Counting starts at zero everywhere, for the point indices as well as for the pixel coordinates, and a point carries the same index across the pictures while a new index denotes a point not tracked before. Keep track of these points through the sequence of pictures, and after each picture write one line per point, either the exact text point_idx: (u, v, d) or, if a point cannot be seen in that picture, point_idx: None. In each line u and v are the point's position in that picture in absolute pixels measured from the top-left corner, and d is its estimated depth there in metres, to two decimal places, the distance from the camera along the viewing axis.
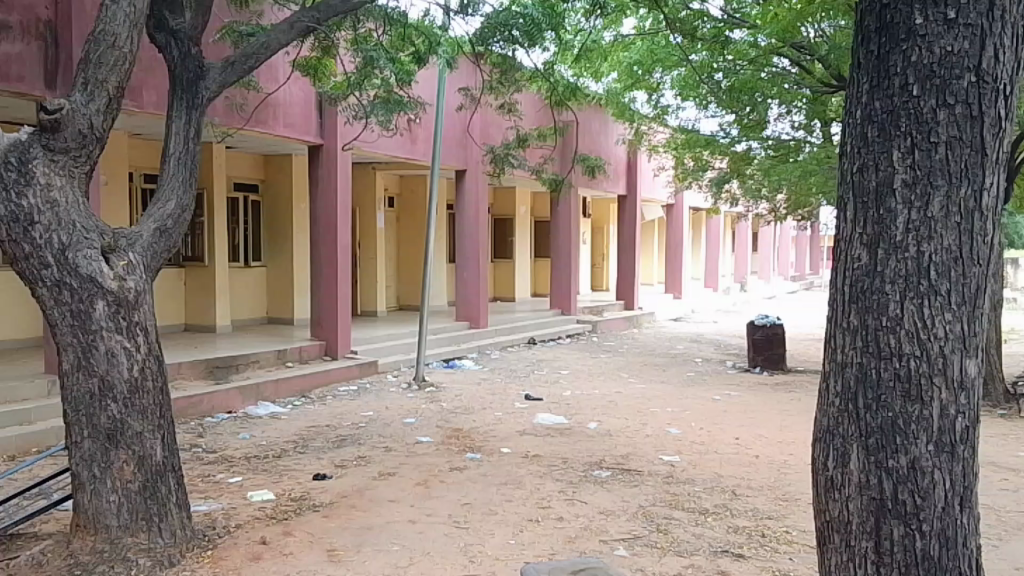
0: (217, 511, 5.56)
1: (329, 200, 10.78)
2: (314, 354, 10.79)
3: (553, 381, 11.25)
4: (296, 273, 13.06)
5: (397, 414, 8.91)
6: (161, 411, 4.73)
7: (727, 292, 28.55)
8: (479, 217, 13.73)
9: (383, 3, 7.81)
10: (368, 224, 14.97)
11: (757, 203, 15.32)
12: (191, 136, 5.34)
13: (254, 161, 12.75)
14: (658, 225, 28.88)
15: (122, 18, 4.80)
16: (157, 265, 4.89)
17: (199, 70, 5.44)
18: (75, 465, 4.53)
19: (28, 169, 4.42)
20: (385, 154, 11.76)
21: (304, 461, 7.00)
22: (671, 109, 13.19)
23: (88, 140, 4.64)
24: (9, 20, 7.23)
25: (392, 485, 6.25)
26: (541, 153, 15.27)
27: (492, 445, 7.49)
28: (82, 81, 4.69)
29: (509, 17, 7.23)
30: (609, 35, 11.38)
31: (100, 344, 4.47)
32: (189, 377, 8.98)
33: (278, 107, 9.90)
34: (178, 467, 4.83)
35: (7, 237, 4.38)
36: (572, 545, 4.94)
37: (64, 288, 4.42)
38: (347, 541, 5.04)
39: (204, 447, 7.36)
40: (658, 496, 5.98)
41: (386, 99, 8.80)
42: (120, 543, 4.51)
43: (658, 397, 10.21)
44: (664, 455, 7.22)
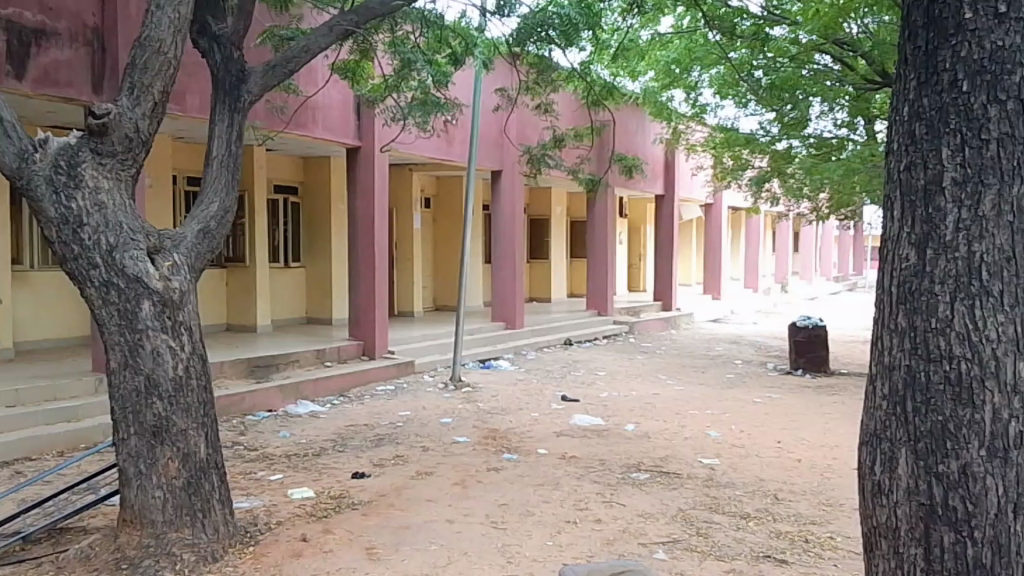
0: (259, 508, 5.65)
1: (368, 201, 10.88)
2: (352, 354, 10.90)
3: (590, 382, 11.23)
4: (334, 274, 13.19)
5: (434, 414, 8.96)
6: (206, 409, 4.81)
7: (767, 292, 28.25)
8: (515, 218, 13.74)
9: (421, 6, 7.88)
10: (405, 226, 15.08)
11: (798, 203, 15.14)
12: (234, 138, 5.43)
13: (293, 164, 12.92)
14: (697, 225, 28.69)
15: (166, 23, 4.89)
16: (201, 266, 4.97)
17: (241, 74, 5.53)
18: (123, 461, 4.65)
19: (76, 172, 4.53)
20: (422, 155, 11.85)
21: (343, 459, 7.08)
22: (709, 107, 13.11)
23: (134, 144, 4.74)
24: (58, 27, 7.41)
25: (430, 484, 6.29)
26: (577, 153, 15.25)
27: (529, 446, 7.51)
28: (129, 86, 4.79)
29: (546, 18, 7.23)
30: (646, 35, 11.36)
31: (146, 343, 4.56)
32: (230, 375, 9.12)
33: (317, 111, 10.03)
34: (221, 464, 4.90)
35: (58, 239, 4.50)
36: (610, 547, 4.94)
37: (112, 288, 4.52)
38: (386, 539, 5.09)
39: (246, 444, 7.48)
40: (697, 499, 5.94)
41: (424, 101, 8.85)
42: (165, 538, 4.60)
43: (697, 399, 10.14)
44: (704, 458, 7.18)
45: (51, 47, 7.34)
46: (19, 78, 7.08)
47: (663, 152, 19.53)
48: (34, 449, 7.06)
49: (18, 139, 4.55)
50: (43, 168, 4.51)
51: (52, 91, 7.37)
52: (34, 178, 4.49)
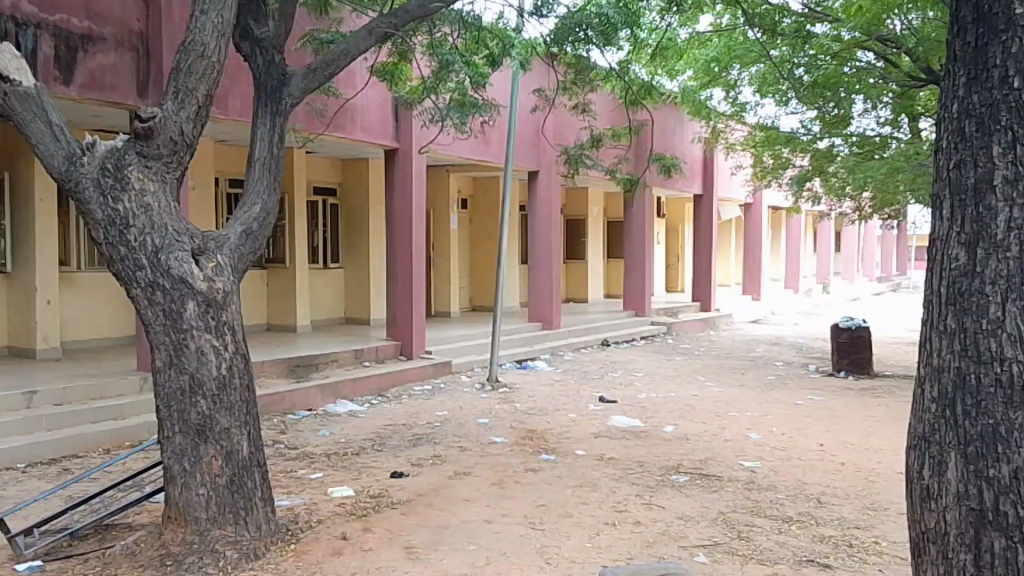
0: (300, 506, 5.72)
1: (406, 203, 10.96)
2: (390, 354, 10.97)
3: (627, 383, 11.17)
4: (372, 275, 13.29)
5: (471, 414, 8.99)
6: (249, 408, 4.88)
7: (808, 293, 27.87)
8: (552, 217, 13.72)
9: (460, 7, 7.93)
10: (442, 226, 15.15)
11: (840, 203, 14.91)
12: (275, 141, 5.50)
13: (332, 166, 13.06)
14: (736, 224, 28.42)
15: (210, 28, 4.97)
16: (244, 267, 5.04)
17: (282, 77, 5.61)
18: (168, 459, 4.73)
19: (123, 174, 4.63)
20: (460, 156, 11.90)
21: (381, 459, 7.14)
22: (749, 105, 12.97)
23: (178, 147, 4.82)
24: (104, 32, 7.58)
25: (468, 484, 6.31)
26: (614, 153, 15.21)
27: (567, 447, 7.50)
28: (174, 89, 4.87)
29: (585, 18, 7.22)
30: (685, 33, 11.29)
31: (191, 343, 4.64)
32: (271, 374, 9.25)
33: (356, 112, 10.13)
34: (263, 462, 4.96)
35: (105, 240, 4.60)
36: (650, 549, 4.91)
37: (157, 289, 4.61)
38: (425, 539, 5.12)
39: (286, 443, 7.57)
40: (738, 502, 5.88)
41: (462, 102, 8.88)
42: (208, 535, 4.67)
43: (737, 401, 10.03)
44: (744, 460, 7.11)
45: (97, 53, 7.50)
46: (66, 83, 7.25)
47: (701, 151, 19.37)
48: (82, 445, 7.23)
49: (67, 143, 4.68)
50: (91, 171, 4.62)
51: (98, 96, 7.53)
52: (82, 181, 4.60)
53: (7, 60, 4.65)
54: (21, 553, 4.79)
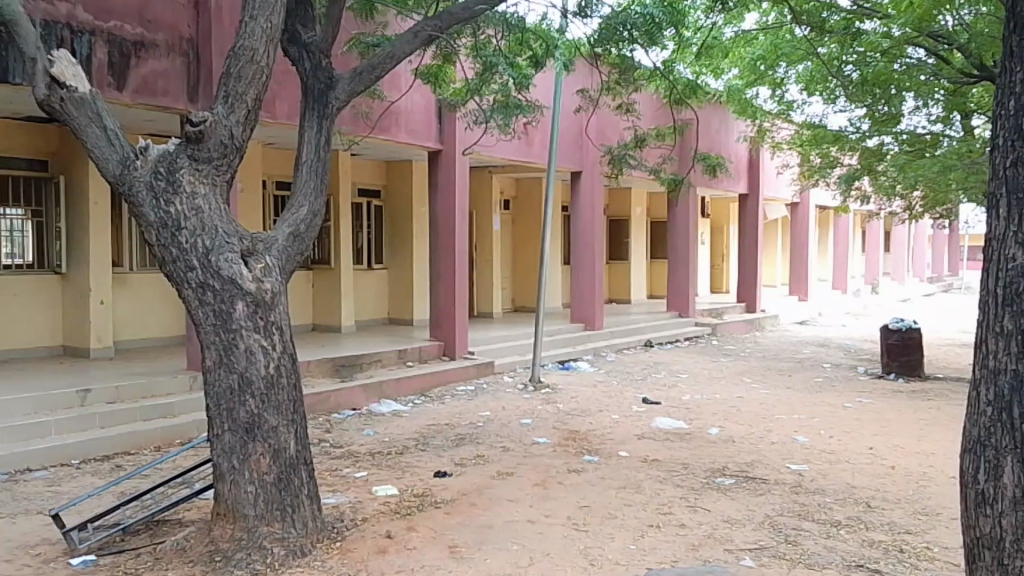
0: (345, 505, 5.79)
1: (449, 205, 11.03)
2: (433, 354, 11.05)
3: (671, 384, 11.09)
4: (415, 276, 13.38)
5: (514, 414, 9.02)
6: (296, 407, 4.95)
7: (857, 293, 27.33)
8: (594, 218, 13.68)
9: (503, 10, 7.97)
10: (485, 228, 15.22)
11: (890, 202, 14.62)
12: (321, 143, 5.58)
13: (376, 168, 13.20)
14: (782, 224, 28.03)
15: (259, 33, 5.06)
16: (291, 267, 5.12)
17: (329, 81, 5.69)
18: (217, 456, 4.83)
19: (175, 177, 4.73)
20: (503, 158, 11.94)
21: (425, 458, 7.19)
22: (796, 104, 12.78)
23: (229, 151, 4.91)
24: (156, 39, 7.76)
25: (511, 485, 6.33)
26: (658, 153, 15.12)
27: (610, 448, 7.48)
28: (224, 94, 4.97)
29: (629, 17, 7.18)
30: (730, 31, 11.18)
31: (240, 343, 4.73)
32: (316, 374, 9.39)
33: (401, 115, 10.23)
34: (310, 460, 5.03)
35: (158, 242, 4.72)
36: (695, 552, 4.87)
37: (208, 289, 4.71)
38: (469, 538, 5.14)
39: (332, 442, 7.68)
40: (786, 505, 5.81)
41: (505, 103, 8.91)
42: (257, 532, 4.75)
43: (785, 403, 9.89)
44: (791, 464, 7.01)
45: (149, 58, 7.68)
46: (119, 88, 7.45)
47: (746, 151, 19.16)
48: (133, 442, 7.40)
49: (121, 147, 4.83)
50: (144, 175, 4.75)
51: (150, 100, 7.71)
52: (136, 184, 4.73)
53: (64, 67, 4.80)
54: (76, 547, 4.94)
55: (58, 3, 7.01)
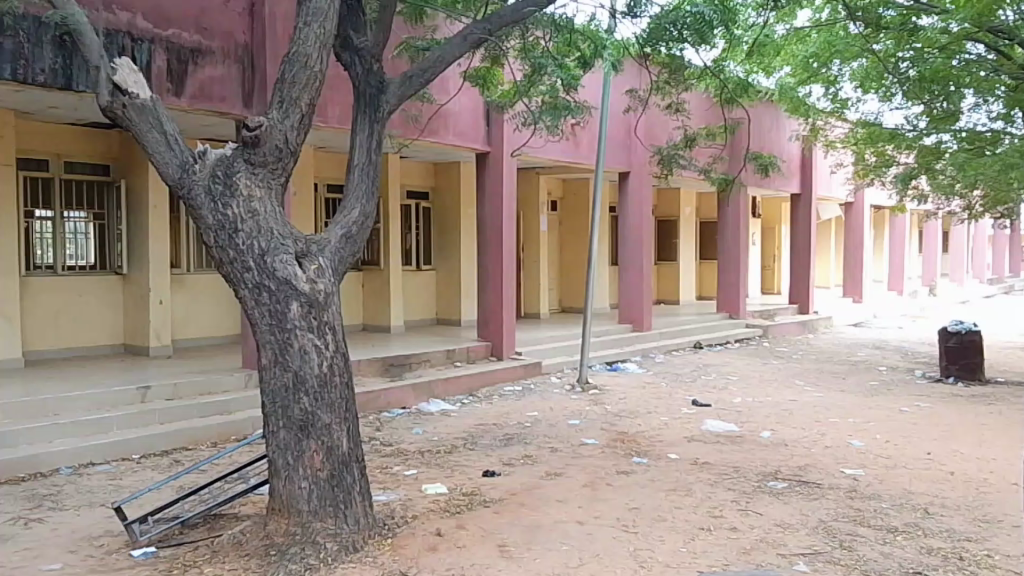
0: (396, 502, 5.87)
1: (497, 206, 11.08)
2: (481, 355, 11.12)
3: (721, 387, 10.98)
4: (463, 277, 13.46)
5: (561, 415, 9.03)
6: (349, 405, 5.04)
7: (914, 296, 26.71)
8: (643, 218, 13.61)
9: (551, 11, 8.00)
10: (532, 228, 15.25)
11: (949, 202, 14.26)
12: (372, 147, 5.66)
13: (424, 170, 13.32)
14: (835, 225, 27.54)
15: (313, 38, 5.17)
16: (345, 268, 5.20)
17: (381, 84, 5.77)
18: (273, 453, 4.94)
19: (232, 181, 4.85)
20: (551, 159, 11.97)
21: (474, 457, 7.25)
22: (851, 101, 12.57)
23: (284, 154, 5.01)
24: (212, 46, 7.95)
25: (560, 485, 6.34)
26: (709, 152, 14.97)
27: (659, 450, 7.45)
28: (279, 99, 5.07)
29: (679, 16, 7.15)
30: (782, 29, 11.07)
31: (295, 342, 4.83)
32: (366, 373, 9.52)
33: (449, 118, 10.31)
34: (362, 458, 5.11)
35: (216, 243, 4.85)
36: (748, 556, 4.83)
37: (264, 290, 4.82)
38: (518, 538, 5.17)
39: (382, 440, 7.79)
40: (841, 510, 5.72)
41: (554, 105, 8.91)
42: (310, 527, 4.84)
43: (839, 406, 9.73)
44: (846, 468, 6.89)
45: (205, 65, 7.88)
46: (177, 94, 7.65)
47: (799, 150, 18.86)
48: (191, 439, 7.60)
49: (180, 152, 4.97)
50: (202, 179, 4.87)
51: (207, 106, 7.91)
52: (195, 188, 4.86)
53: (126, 75, 4.95)
54: (137, 539, 5.10)
55: (119, 13, 7.23)
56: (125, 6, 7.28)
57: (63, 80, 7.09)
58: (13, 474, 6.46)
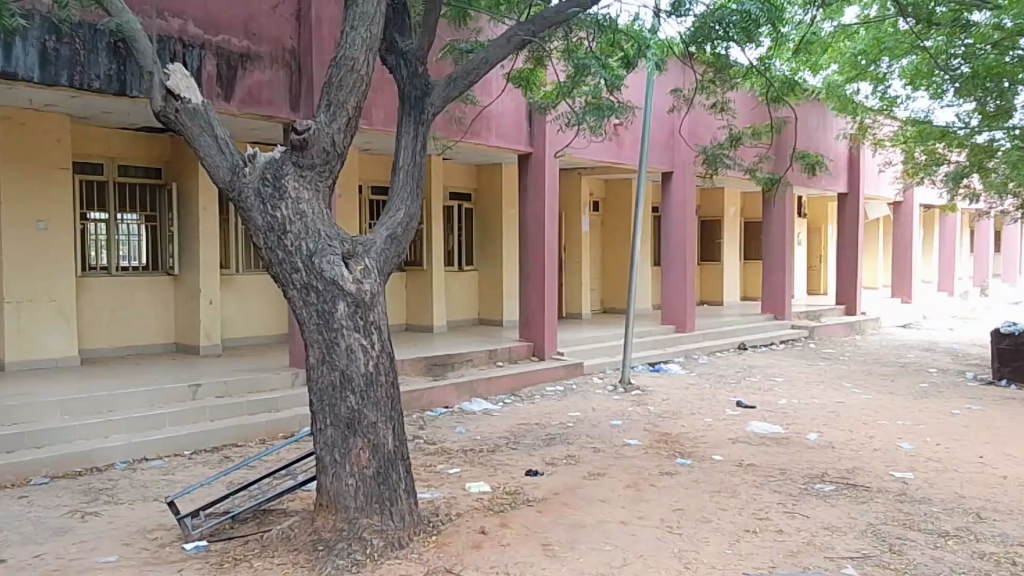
0: (440, 499, 5.93)
1: (539, 207, 11.10)
2: (523, 354, 11.15)
3: (766, 388, 10.87)
4: (505, 277, 13.51)
5: (603, 415, 9.03)
6: (394, 403, 5.11)
7: (965, 297, 26.09)
8: (686, 219, 13.53)
9: (596, 11, 7.97)
10: (574, 229, 15.25)
11: (1002, 199, 13.93)
12: (417, 149, 5.73)
13: (467, 171, 13.41)
14: (883, 224, 27.05)
15: (360, 43, 5.26)
16: (390, 269, 5.27)
17: (425, 87, 5.84)
18: (321, 450, 5.03)
19: (281, 184, 4.95)
20: (594, 159, 11.99)
21: (517, 456, 7.28)
22: (900, 100, 12.37)
23: (331, 157, 5.11)
24: (261, 51, 8.12)
25: (603, 485, 6.35)
26: (754, 151, 14.84)
27: (703, 452, 7.40)
28: (327, 103, 5.17)
29: (726, 14, 7.11)
30: (830, 26, 10.92)
31: (342, 341, 4.92)
32: (410, 373, 9.62)
33: (492, 119, 10.38)
34: (407, 456, 5.19)
35: (265, 244, 4.95)
36: (794, 559, 4.79)
37: (312, 290, 4.91)
38: (562, 537, 5.19)
39: (425, 439, 7.87)
40: (890, 514, 5.64)
41: (598, 105, 8.89)
42: (357, 523, 4.92)
43: (888, 409, 9.57)
44: (895, 471, 6.79)
45: (254, 70, 8.05)
46: (227, 99, 7.83)
47: (846, 149, 18.58)
48: (240, 435, 7.77)
49: (230, 155, 5.09)
50: (252, 181, 4.98)
51: (255, 110, 8.08)
52: (245, 190, 4.97)
53: (179, 80, 5.08)
54: (190, 533, 5.25)
55: (171, 19, 7.42)
56: (177, 12, 7.46)
57: (117, 86, 7.29)
58: (69, 468, 6.66)
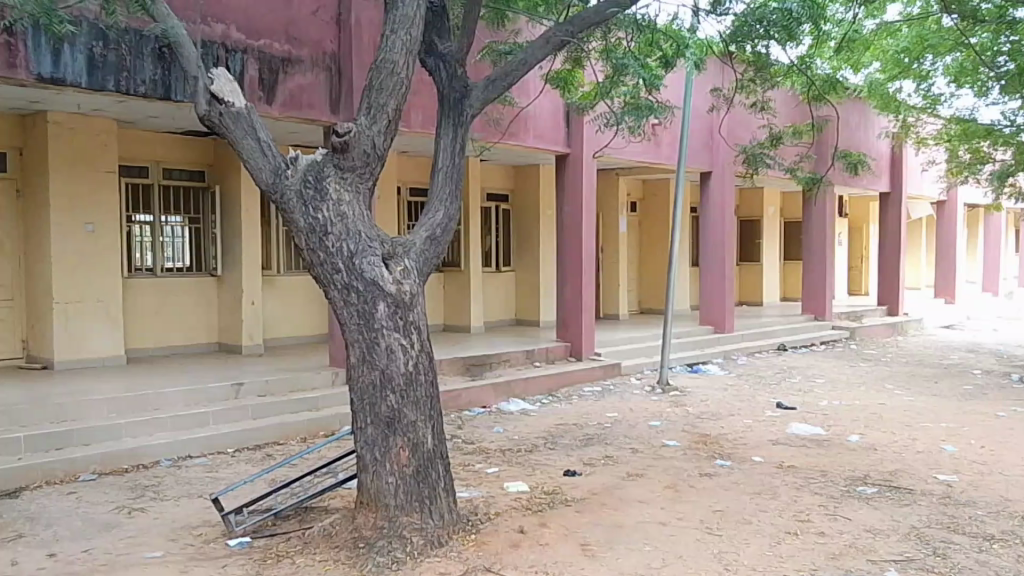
0: (478, 498, 5.98)
1: (576, 207, 11.11)
2: (560, 355, 11.16)
3: (807, 389, 10.76)
4: (543, 278, 13.53)
5: (641, 416, 9.01)
6: (433, 403, 5.17)
7: (1010, 297, 25.55)
8: (725, 219, 13.42)
9: (634, 11, 7.98)
10: (611, 229, 15.22)
11: None
12: (456, 150, 5.78)
13: (504, 172, 13.47)
14: (926, 223, 26.60)
15: (399, 45, 5.33)
16: (429, 270, 5.33)
17: (464, 89, 5.89)
18: (361, 449, 5.10)
19: (322, 186, 5.03)
20: (632, 159, 11.96)
21: (554, 456, 7.31)
22: (943, 98, 12.19)
23: (371, 159, 5.17)
24: (302, 55, 8.25)
25: (641, 486, 6.35)
26: (794, 151, 14.69)
27: (743, 453, 7.35)
28: (367, 105, 5.24)
29: (766, 13, 7.07)
30: (872, 24, 10.78)
31: (382, 341, 4.98)
32: (448, 372, 9.70)
33: (529, 120, 10.41)
34: (446, 455, 5.23)
35: (306, 246, 5.04)
36: (836, 561, 4.75)
37: (353, 291, 4.99)
38: (600, 537, 5.21)
39: (464, 438, 7.93)
40: (934, 517, 5.55)
41: (636, 105, 8.88)
42: (397, 521, 4.96)
43: (930, 411, 9.42)
44: (939, 474, 6.68)
45: (296, 73, 8.18)
46: (269, 102, 7.97)
47: (888, 147, 18.29)
48: (282, 433, 7.91)
49: (273, 158, 5.18)
50: (294, 183, 5.07)
51: (297, 113, 8.21)
52: (287, 192, 5.06)
53: (223, 84, 5.20)
54: (233, 529, 5.37)
55: (214, 25, 7.56)
56: (220, 18, 7.61)
57: (162, 91, 7.47)
58: (116, 465, 6.83)
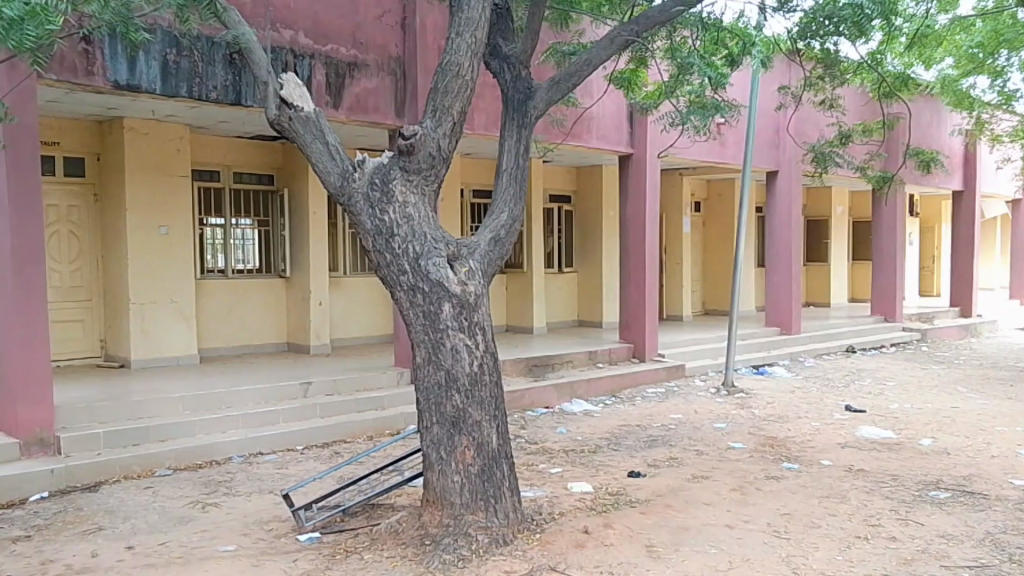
0: (543, 498, 6.00)
1: (639, 207, 11.06)
2: (623, 356, 11.12)
3: (877, 392, 10.49)
4: (604, 279, 13.49)
5: (706, 418, 8.93)
6: (497, 403, 5.20)
7: None
8: (792, 219, 13.17)
9: (700, 10, 7.93)
10: (675, 229, 15.08)
11: None
12: (520, 151, 5.82)
13: (566, 173, 13.48)
14: (1002, 221, 25.67)
15: (464, 48, 5.39)
16: (494, 271, 5.35)
17: (528, 90, 5.94)
18: (427, 447, 5.18)
19: (389, 188, 5.13)
20: (696, 159, 11.84)
21: (618, 457, 7.30)
22: (1019, 93, 11.76)
23: (436, 161, 5.22)
24: (367, 59, 8.41)
25: (707, 488, 6.30)
26: (864, 148, 14.35)
27: (811, 456, 7.22)
28: (433, 108, 5.31)
29: (835, 9, 6.94)
30: (944, 18, 10.47)
31: (447, 341, 5.04)
32: (511, 373, 9.76)
33: (592, 121, 10.41)
34: (512, 455, 5.26)
35: (374, 247, 5.14)
36: (908, 566, 4.64)
37: (418, 292, 5.06)
38: (665, 539, 5.18)
39: (527, 438, 7.98)
40: (1011, 523, 5.37)
41: (702, 104, 8.82)
42: (462, 519, 5.02)
43: (1008, 414, 9.10)
44: (1015, 478, 6.46)
45: (362, 77, 8.34)
46: (336, 106, 8.15)
47: (962, 145, 17.71)
48: (348, 432, 8.05)
49: (341, 161, 5.31)
50: (362, 186, 5.19)
51: (363, 117, 8.38)
52: (355, 195, 5.18)
53: (292, 89, 5.35)
54: (303, 525, 5.49)
55: (283, 31, 7.77)
56: (288, 23, 7.81)
57: (233, 96, 7.72)
58: (190, 461, 7.07)
